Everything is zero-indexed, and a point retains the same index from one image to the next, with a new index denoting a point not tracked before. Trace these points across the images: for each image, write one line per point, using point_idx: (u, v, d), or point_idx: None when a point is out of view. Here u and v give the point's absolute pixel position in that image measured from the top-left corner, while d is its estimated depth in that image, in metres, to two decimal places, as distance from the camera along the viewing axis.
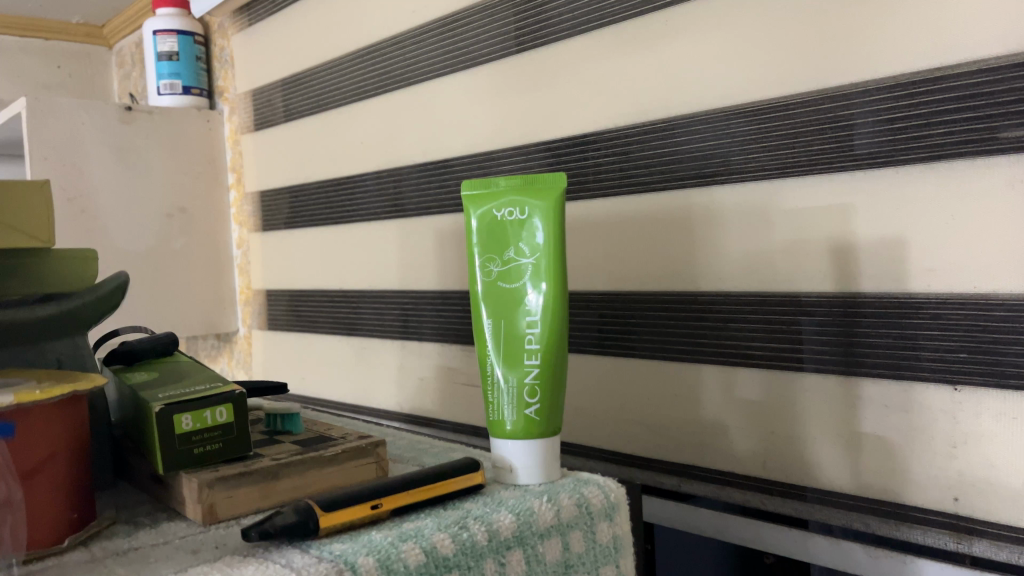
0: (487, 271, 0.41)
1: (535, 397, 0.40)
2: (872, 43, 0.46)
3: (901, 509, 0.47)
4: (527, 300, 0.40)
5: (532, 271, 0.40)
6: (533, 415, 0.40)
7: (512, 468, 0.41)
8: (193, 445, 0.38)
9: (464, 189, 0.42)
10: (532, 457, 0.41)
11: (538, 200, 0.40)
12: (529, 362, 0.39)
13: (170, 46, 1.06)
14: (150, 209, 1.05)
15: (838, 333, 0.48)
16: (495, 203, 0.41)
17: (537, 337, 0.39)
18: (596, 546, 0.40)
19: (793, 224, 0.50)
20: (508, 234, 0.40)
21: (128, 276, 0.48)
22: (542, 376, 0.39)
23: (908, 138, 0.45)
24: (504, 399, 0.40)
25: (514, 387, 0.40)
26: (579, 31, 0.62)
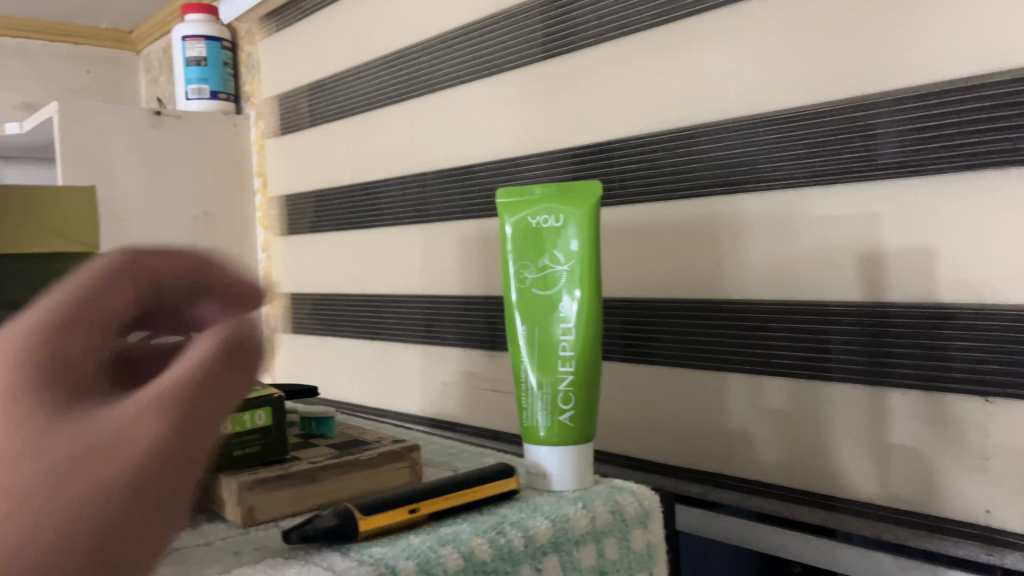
0: (521, 277, 0.41)
1: (568, 405, 0.40)
2: (903, 52, 0.46)
3: (931, 520, 0.46)
4: (562, 307, 0.40)
5: (566, 278, 0.40)
6: (567, 422, 0.40)
7: (544, 473, 0.41)
8: (233, 447, 0.39)
9: (499, 197, 0.42)
10: (566, 463, 0.41)
11: (572, 207, 0.40)
12: (564, 369, 0.40)
13: (198, 51, 1.09)
14: (176, 213, 1.06)
15: (866, 343, 0.48)
16: (530, 211, 0.41)
17: (571, 345, 0.40)
18: (630, 554, 0.40)
19: (821, 233, 0.50)
20: (543, 241, 0.40)
21: None
22: (576, 383, 0.40)
23: (939, 147, 0.44)
24: (538, 406, 0.41)
25: (548, 394, 0.40)
26: (606, 38, 0.62)
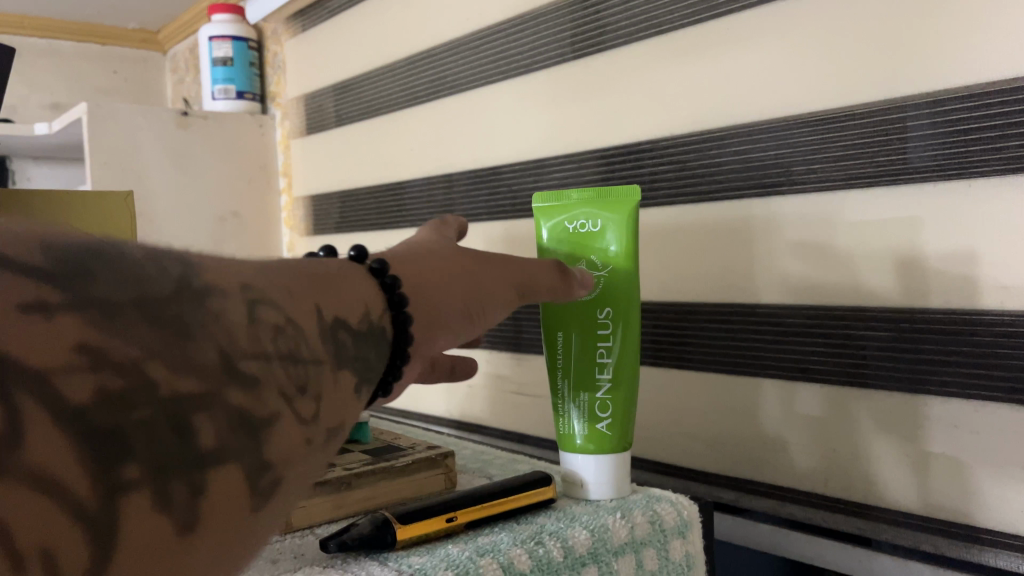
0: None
1: (606, 412, 0.41)
2: (944, 52, 0.45)
3: (972, 530, 0.45)
4: (599, 314, 0.41)
5: (605, 283, 0.42)
6: (604, 429, 0.41)
7: (584, 480, 0.42)
8: None
9: (536, 202, 0.44)
10: (607, 470, 0.42)
11: (610, 212, 0.42)
12: (601, 377, 0.41)
13: (225, 52, 1.09)
14: (202, 212, 1.07)
15: (903, 350, 0.47)
16: (568, 215, 0.43)
17: (610, 350, 0.41)
18: (669, 564, 0.40)
19: (858, 237, 0.49)
20: (582, 246, 0.42)
21: None
22: (614, 391, 0.41)
23: (981, 150, 0.43)
24: (576, 415, 0.42)
25: (586, 401, 0.42)
26: (637, 38, 0.62)
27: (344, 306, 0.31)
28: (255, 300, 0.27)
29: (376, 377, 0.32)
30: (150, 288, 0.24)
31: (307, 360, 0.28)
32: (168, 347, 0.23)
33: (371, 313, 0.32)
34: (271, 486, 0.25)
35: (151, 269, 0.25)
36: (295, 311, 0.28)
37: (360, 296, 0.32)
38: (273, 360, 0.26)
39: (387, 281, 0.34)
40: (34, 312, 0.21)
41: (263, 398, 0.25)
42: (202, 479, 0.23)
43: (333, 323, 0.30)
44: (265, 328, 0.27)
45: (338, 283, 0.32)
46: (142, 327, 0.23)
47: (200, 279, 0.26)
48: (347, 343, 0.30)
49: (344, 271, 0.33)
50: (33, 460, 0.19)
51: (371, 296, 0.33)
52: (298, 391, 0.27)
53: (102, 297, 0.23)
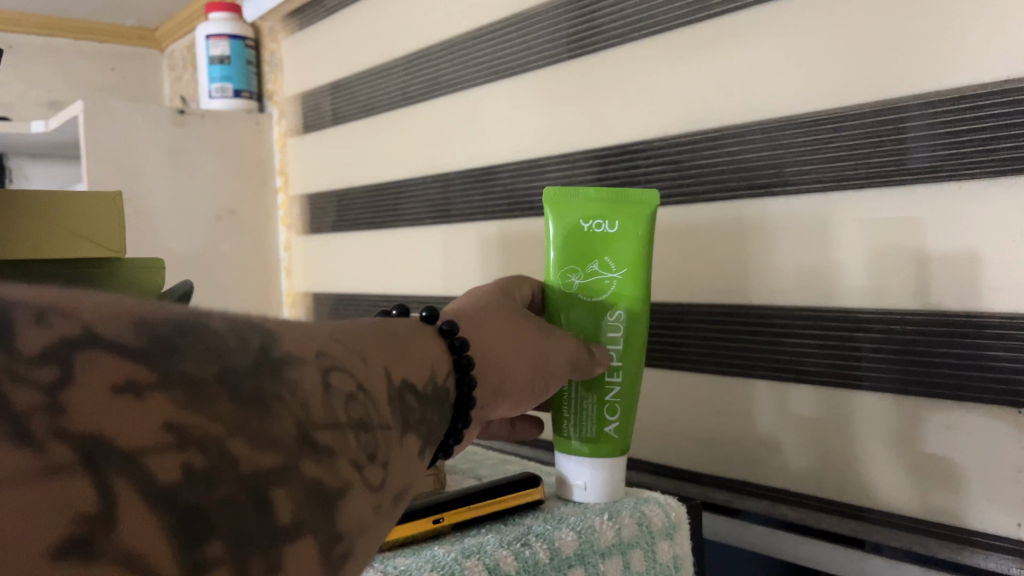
0: (568, 281, 0.43)
1: (614, 416, 0.42)
2: (937, 54, 0.45)
3: (963, 532, 0.45)
4: (611, 315, 0.42)
5: (616, 284, 0.42)
6: (612, 433, 0.42)
7: (568, 482, 0.43)
8: None
9: (549, 196, 0.43)
10: (592, 479, 0.43)
11: (626, 217, 0.42)
12: (611, 380, 0.42)
13: (222, 50, 1.09)
14: (198, 211, 1.07)
15: (898, 352, 0.47)
16: (582, 214, 0.42)
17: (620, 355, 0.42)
18: (656, 565, 0.40)
19: (851, 238, 0.49)
20: (593, 245, 0.42)
21: (193, 284, 0.56)
22: (624, 395, 0.42)
23: (972, 151, 0.43)
24: (584, 418, 0.42)
25: (596, 405, 0.42)
26: (632, 38, 0.61)
27: (413, 370, 0.32)
28: (330, 366, 0.26)
29: (439, 437, 0.33)
30: (231, 361, 0.23)
31: (376, 426, 0.28)
32: (247, 423, 0.22)
33: (439, 375, 0.34)
34: (341, 560, 0.24)
35: (232, 338, 0.23)
36: (367, 377, 0.28)
37: (428, 359, 0.34)
38: (346, 428, 0.26)
39: (457, 343, 0.36)
40: (124, 392, 0.20)
41: (336, 467, 0.25)
42: (282, 556, 0.22)
43: (405, 386, 0.31)
44: (340, 394, 0.26)
45: (409, 345, 0.33)
46: (224, 403, 0.22)
47: (279, 347, 0.25)
48: (413, 407, 0.31)
49: (415, 328, 0.35)
50: (123, 546, 0.19)
51: (439, 355, 0.35)
52: (368, 458, 0.26)
53: (189, 374, 0.22)
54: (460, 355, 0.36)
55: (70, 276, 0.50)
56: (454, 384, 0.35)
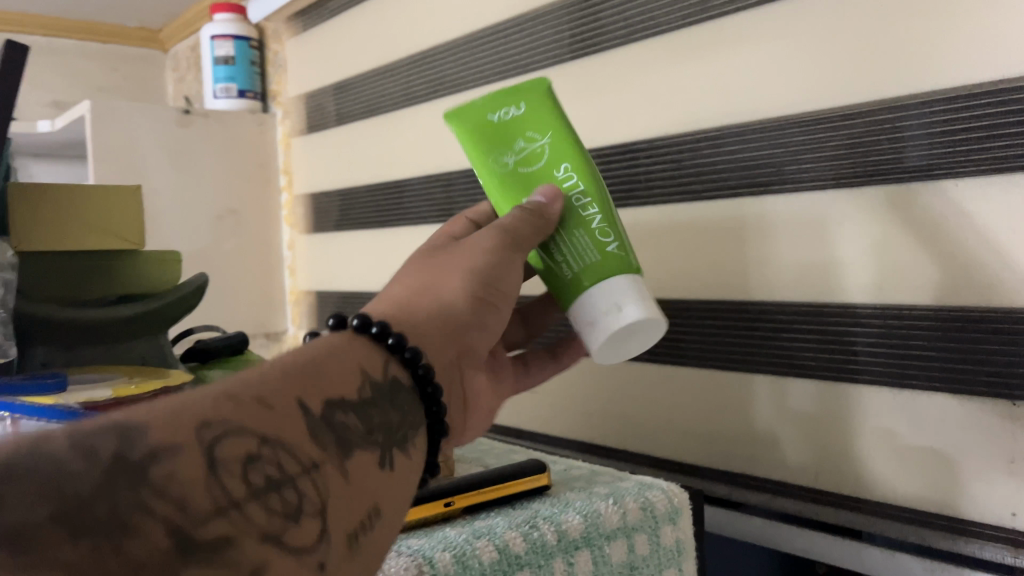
0: (504, 165, 0.43)
1: (610, 236, 0.41)
2: (932, 54, 0.46)
3: (958, 522, 0.46)
4: (557, 172, 0.43)
5: (548, 146, 0.43)
6: (615, 250, 0.41)
7: (580, 327, 0.41)
8: None
9: (448, 116, 0.45)
10: (594, 306, 0.41)
11: (522, 92, 0.43)
12: (591, 212, 0.42)
13: (226, 50, 1.10)
14: (202, 210, 1.08)
15: (893, 346, 0.48)
16: (486, 111, 0.44)
17: (587, 191, 0.42)
18: (660, 549, 0.42)
19: (848, 235, 0.50)
20: (511, 126, 0.43)
21: (208, 278, 0.58)
22: (607, 219, 0.42)
23: (966, 149, 0.44)
24: (581, 247, 0.41)
25: (586, 242, 0.41)
26: (633, 39, 0.62)
27: (335, 385, 0.31)
28: (220, 433, 0.25)
29: (399, 436, 0.33)
30: (70, 490, 0.21)
31: (296, 473, 0.27)
32: (104, 554, 0.21)
33: (373, 375, 0.34)
34: None
35: (74, 458, 0.22)
36: (277, 424, 0.27)
37: (356, 362, 0.33)
38: (253, 498, 0.25)
39: (392, 342, 0.35)
40: None
41: (245, 546, 0.24)
42: None
43: (332, 408, 0.30)
44: (235, 466, 0.25)
45: (323, 363, 0.32)
46: (66, 543, 0.21)
47: (138, 446, 0.24)
48: (355, 424, 0.31)
49: (331, 345, 0.33)
50: None
51: (370, 360, 0.34)
52: (294, 514, 0.26)
53: (15, 523, 0.20)
54: (401, 352, 0.35)
55: (90, 269, 0.53)
56: (397, 375, 0.35)
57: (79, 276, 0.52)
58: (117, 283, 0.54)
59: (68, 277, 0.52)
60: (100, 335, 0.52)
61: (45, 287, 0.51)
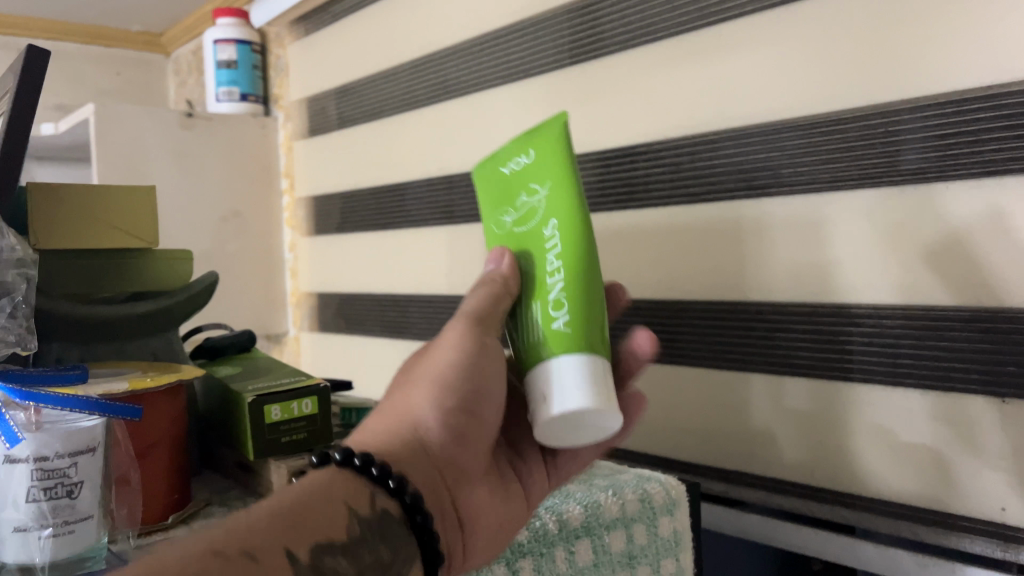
0: (504, 224, 0.41)
1: (561, 310, 0.37)
2: (925, 60, 0.47)
3: (950, 518, 0.47)
4: (545, 230, 0.38)
5: (544, 201, 0.39)
6: (559, 327, 0.36)
7: (530, 403, 0.36)
8: (282, 434, 0.50)
9: (477, 166, 0.43)
10: (543, 384, 0.35)
11: (538, 140, 0.40)
12: (554, 282, 0.37)
13: (229, 54, 1.12)
14: (205, 213, 1.09)
15: (887, 345, 0.49)
16: (503, 160, 0.41)
17: (558, 258, 0.38)
18: (657, 539, 0.46)
19: (842, 237, 0.51)
20: (516, 181, 0.40)
21: (216, 276, 0.59)
22: (566, 291, 0.37)
23: (957, 153, 0.46)
24: (532, 327, 0.38)
25: (543, 313, 0.37)
26: (632, 44, 0.64)
27: (321, 530, 0.33)
28: None
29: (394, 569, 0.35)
30: None
31: None
32: None
33: (360, 510, 0.35)
34: None
35: None
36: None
37: (339, 499, 0.35)
38: None
39: (376, 472, 0.36)
40: None
41: None
42: None
43: (315, 557, 0.32)
44: None
45: (312, 503, 0.34)
46: None
47: None
48: (345, 566, 0.33)
49: (313, 482, 0.35)
50: None
51: (356, 497, 0.35)
52: None
53: None
54: (386, 480, 0.36)
55: (105, 266, 0.52)
56: (388, 501, 0.36)
57: (97, 271, 0.51)
58: (134, 278, 0.53)
59: (87, 271, 0.51)
60: (114, 333, 0.51)
61: (65, 279, 0.50)
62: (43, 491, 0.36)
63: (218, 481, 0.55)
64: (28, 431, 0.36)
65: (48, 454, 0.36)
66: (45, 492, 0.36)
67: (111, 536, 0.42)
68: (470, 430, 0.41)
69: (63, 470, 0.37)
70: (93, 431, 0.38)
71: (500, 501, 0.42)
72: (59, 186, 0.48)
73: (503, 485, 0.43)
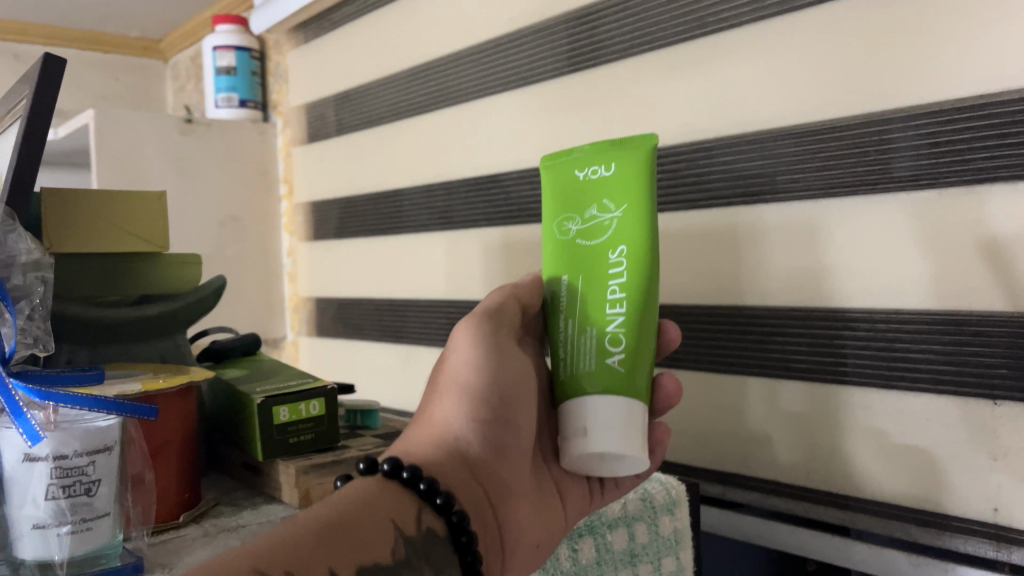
0: (568, 231, 0.42)
1: (618, 346, 0.39)
2: (917, 69, 0.48)
3: (942, 518, 0.48)
4: (612, 254, 0.41)
5: (618, 222, 0.41)
6: (614, 364, 0.39)
7: (565, 432, 0.38)
8: (289, 435, 0.50)
9: (546, 162, 0.44)
10: (584, 420, 0.37)
11: (619, 156, 0.41)
12: (612, 312, 0.40)
13: (228, 61, 1.13)
14: (204, 218, 1.09)
15: (881, 348, 0.50)
16: (577, 165, 0.43)
17: (621, 287, 0.40)
18: (658, 538, 0.47)
19: (837, 243, 0.52)
20: (589, 192, 0.42)
21: (223, 280, 0.59)
22: (626, 325, 0.39)
23: (949, 160, 0.47)
24: (584, 354, 0.40)
25: (596, 338, 0.40)
26: (630, 53, 0.64)
27: (366, 550, 0.32)
28: None
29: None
30: None
31: None
32: None
33: (406, 529, 0.35)
34: None
35: None
36: None
37: (386, 520, 0.35)
38: None
39: (423, 487, 0.36)
40: None
41: None
42: None
43: None
44: None
45: (358, 521, 0.34)
46: None
47: None
48: None
49: (361, 496, 0.35)
50: None
51: (404, 515, 0.35)
52: None
53: None
54: (433, 497, 0.36)
55: (115, 269, 0.52)
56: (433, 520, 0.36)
57: (107, 275, 0.52)
58: (144, 282, 0.54)
59: (97, 275, 0.51)
60: (123, 335, 0.52)
61: (77, 281, 0.51)
62: (62, 488, 0.37)
63: (223, 482, 0.56)
64: (48, 430, 0.37)
65: (66, 453, 0.37)
66: (64, 490, 0.37)
67: (126, 534, 0.42)
68: (509, 443, 0.41)
69: (81, 468, 0.37)
70: (109, 431, 0.38)
71: (539, 520, 0.42)
72: (70, 192, 0.49)
73: (544, 503, 0.43)
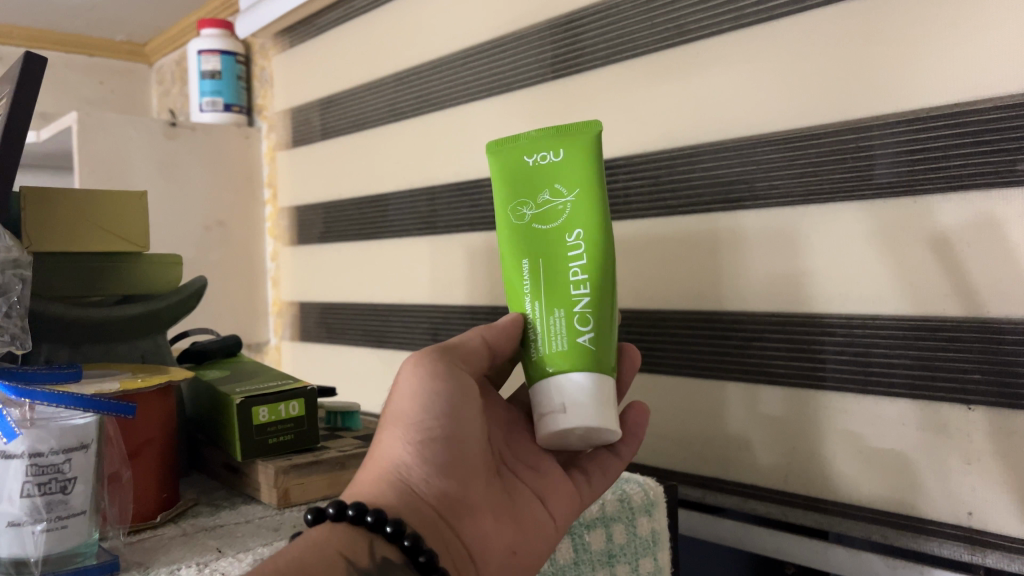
0: (522, 216, 0.42)
1: (585, 326, 0.39)
2: (896, 78, 0.48)
3: (919, 522, 0.49)
4: (568, 237, 0.41)
5: (569, 207, 0.41)
6: (587, 342, 0.39)
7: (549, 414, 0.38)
8: (269, 436, 0.50)
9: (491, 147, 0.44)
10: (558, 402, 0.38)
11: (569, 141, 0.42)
12: (576, 293, 0.40)
13: (213, 65, 1.13)
14: (188, 223, 1.09)
15: (859, 354, 0.51)
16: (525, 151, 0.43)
17: (581, 267, 0.40)
18: (636, 539, 0.48)
19: (814, 249, 0.53)
20: (540, 177, 0.42)
21: (205, 281, 0.59)
22: (591, 302, 0.40)
23: (927, 168, 0.47)
24: (555, 333, 0.40)
25: (563, 317, 0.40)
26: (612, 61, 0.65)
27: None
28: None
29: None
30: None
31: None
32: None
33: (358, 559, 0.34)
34: None
35: None
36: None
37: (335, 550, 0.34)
38: None
39: (371, 518, 0.35)
40: None
41: None
42: None
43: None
44: None
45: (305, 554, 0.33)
46: None
47: None
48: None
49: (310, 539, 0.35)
50: None
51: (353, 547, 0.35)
52: None
53: None
54: (382, 527, 0.36)
55: (97, 270, 0.52)
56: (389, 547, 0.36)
57: (89, 275, 0.52)
58: (124, 281, 0.54)
59: (79, 275, 0.51)
60: (105, 335, 0.52)
61: (60, 282, 0.51)
62: (37, 486, 0.37)
63: (203, 483, 0.55)
64: (24, 427, 0.37)
65: (42, 450, 0.37)
66: (39, 487, 0.37)
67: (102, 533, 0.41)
68: (453, 463, 0.40)
69: (57, 466, 0.37)
70: (86, 428, 0.38)
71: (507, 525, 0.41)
72: (51, 190, 0.49)
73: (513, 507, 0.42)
